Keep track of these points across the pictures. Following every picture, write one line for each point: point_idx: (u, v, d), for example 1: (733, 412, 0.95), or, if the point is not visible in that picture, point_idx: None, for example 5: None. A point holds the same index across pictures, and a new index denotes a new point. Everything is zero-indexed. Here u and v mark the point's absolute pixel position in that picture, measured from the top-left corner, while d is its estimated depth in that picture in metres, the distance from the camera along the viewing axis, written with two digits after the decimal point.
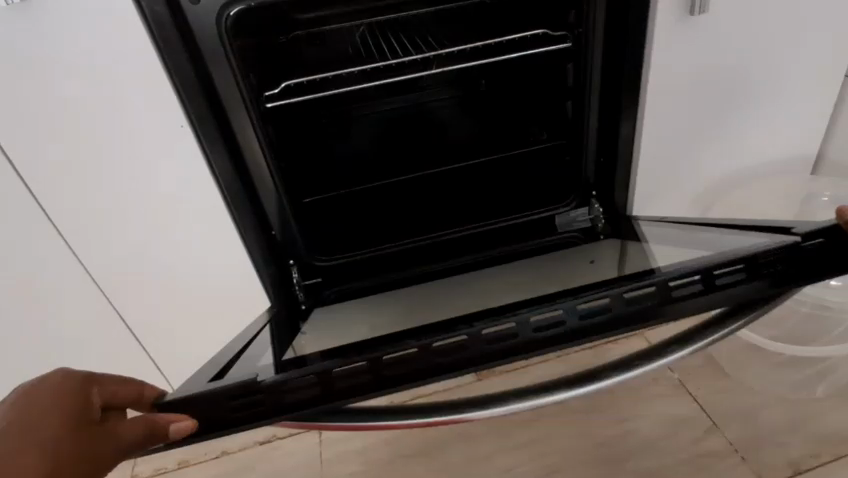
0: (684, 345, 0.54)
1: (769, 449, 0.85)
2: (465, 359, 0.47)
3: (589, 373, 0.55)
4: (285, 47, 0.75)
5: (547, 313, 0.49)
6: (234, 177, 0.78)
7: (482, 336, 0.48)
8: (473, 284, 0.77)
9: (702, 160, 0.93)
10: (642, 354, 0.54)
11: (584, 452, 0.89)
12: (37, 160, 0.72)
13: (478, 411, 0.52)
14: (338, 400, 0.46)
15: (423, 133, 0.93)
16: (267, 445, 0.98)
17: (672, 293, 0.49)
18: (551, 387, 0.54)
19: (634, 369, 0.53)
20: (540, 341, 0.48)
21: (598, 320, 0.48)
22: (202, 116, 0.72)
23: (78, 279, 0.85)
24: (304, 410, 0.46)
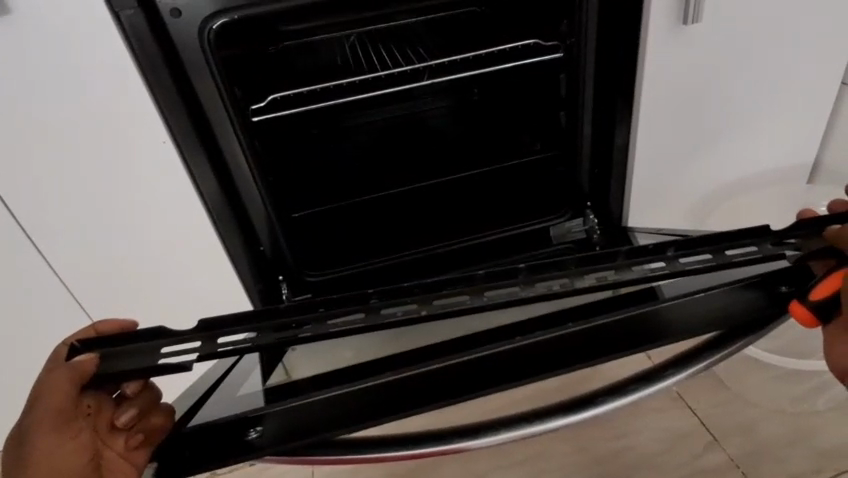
0: (682, 367, 0.53)
1: (770, 465, 0.83)
2: (451, 386, 0.47)
3: (583, 398, 0.53)
4: (275, 58, 0.76)
5: (538, 336, 0.47)
6: (218, 191, 0.77)
7: (470, 362, 0.47)
8: None
9: (697, 169, 0.92)
10: (636, 378, 0.53)
11: (581, 469, 0.87)
12: (13, 178, 0.69)
13: (468, 440, 0.50)
14: (320, 433, 0.46)
15: (414, 144, 0.92)
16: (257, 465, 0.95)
17: (664, 314, 0.49)
18: (544, 413, 0.52)
19: (630, 395, 0.52)
20: (528, 365, 0.48)
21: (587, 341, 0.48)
22: (183, 130, 0.70)
23: (60, 296, 0.82)
24: (283, 445, 0.46)
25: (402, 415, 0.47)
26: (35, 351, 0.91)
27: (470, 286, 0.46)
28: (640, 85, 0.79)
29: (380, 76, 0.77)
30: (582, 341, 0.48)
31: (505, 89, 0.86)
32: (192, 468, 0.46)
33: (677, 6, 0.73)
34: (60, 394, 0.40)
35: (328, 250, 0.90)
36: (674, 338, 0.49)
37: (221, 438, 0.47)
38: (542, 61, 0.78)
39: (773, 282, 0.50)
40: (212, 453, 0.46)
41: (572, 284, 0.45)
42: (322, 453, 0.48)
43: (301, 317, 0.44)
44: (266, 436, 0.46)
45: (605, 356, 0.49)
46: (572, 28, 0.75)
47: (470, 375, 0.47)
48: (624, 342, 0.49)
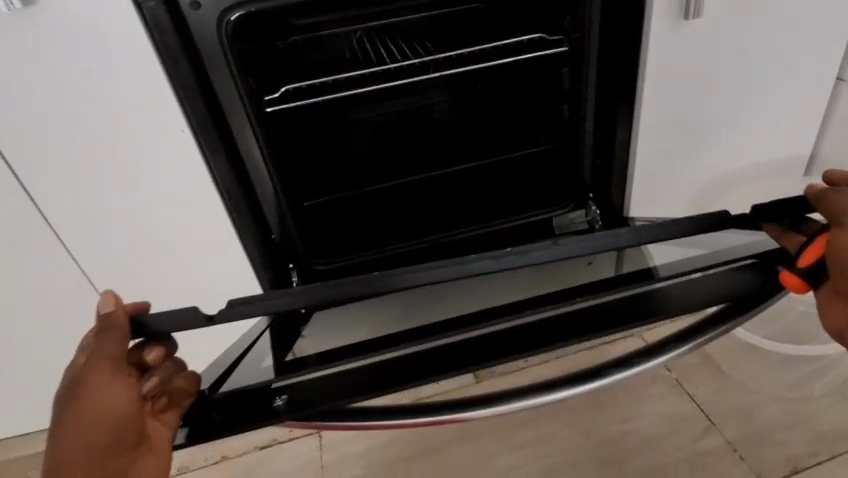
0: (684, 342, 0.57)
1: (767, 449, 0.86)
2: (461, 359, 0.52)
3: (594, 371, 0.58)
4: (283, 54, 0.76)
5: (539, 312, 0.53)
6: (233, 178, 0.78)
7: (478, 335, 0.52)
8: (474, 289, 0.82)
9: (696, 162, 0.95)
10: (640, 352, 0.58)
11: (583, 452, 0.89)
12: (38, 164, 0.73)
13: (479, 410, 0.55)
14: (338, 399, 0.51)
15: (417, 137, 0.92)
16: (266, 450, 0.97)
17: (657, 292, 0.54)
18: (554, 384, 0.57)
19: (634, 367, 0.57)
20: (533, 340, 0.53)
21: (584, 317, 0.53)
22: (202, 122, 0.73)
23: (79, 280, 0.86)
24: (307, 410, 0.51)
25: (423, 382, 0.52)
26: (50, 334, 0.93)
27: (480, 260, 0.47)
28: (643, 80, 0.82)
29: (389, 68, 0.79)
30: (585, 315, 0.53)
31: (513, 84, 0.87)
32: (220, 431, 0.51)
33: (676, 3, 0.76)
34: (110, 347, 0.42)
35: (336, 239, 0.92)
36: (677, 315, 0.53)
37: (246, 406, 0.51)
38: (546, 55, 0.80)
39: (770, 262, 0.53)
40: (238, 418, 0.51)
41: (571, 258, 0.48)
42: (347, 419, 0.53)
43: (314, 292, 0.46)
44: (292, 402, 0.51)
45: (611, 330, 0.53)
46: (576, 23, 0.77)
47: (478, 347, 0.53)
48: (625, 316, 0.53)
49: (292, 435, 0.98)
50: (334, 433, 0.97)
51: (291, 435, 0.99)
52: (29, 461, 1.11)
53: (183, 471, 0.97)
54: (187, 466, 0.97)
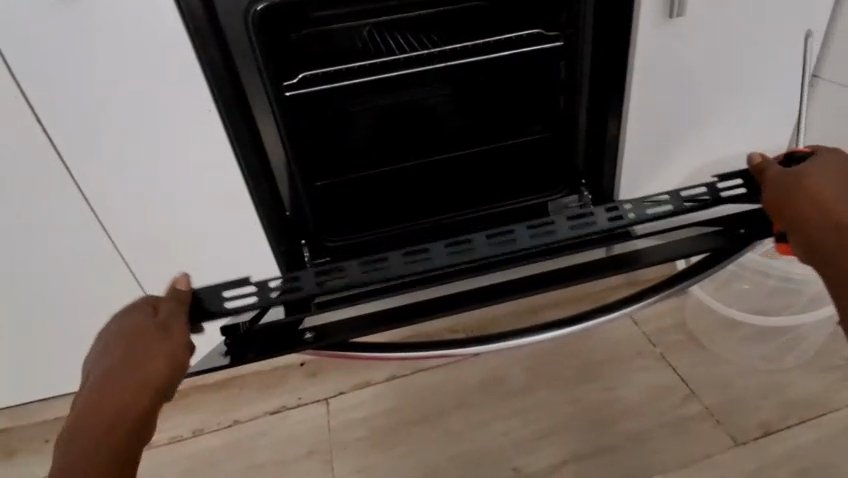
0: (658, 291, 0.66)
1: (741, 414, 0.93)
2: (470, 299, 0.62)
3: (578, 317, 0.66)
4: (297, 47, 0.83)
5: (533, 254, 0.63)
6: (256, 157, 0.87)
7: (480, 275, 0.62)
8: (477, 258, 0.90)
9: (681, 151, 1.03)
10: (621, 301, 0.66)
11: (572, 416, 0.96)
12: (76, 138, 0.80)
13: (479, 347, 0.64)
14: (361, 331, 0.61)
15: (419, 125, 0.98)
16: (276, 415, 1.04)
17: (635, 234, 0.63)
18: (542, 328, 0.65)
19: (613, 313, 0.65)
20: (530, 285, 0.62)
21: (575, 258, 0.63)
22: (229, 105, 0.81)
23: (104, 250, 0.93)
24: (332, 340, 0.60)
25: (434, 316, 0.61)
26: (73, 303, 0.99)
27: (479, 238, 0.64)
28: (630, 72, 0.90)
29: (398, 59, 0.84)
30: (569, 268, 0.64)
31: (514, 78, 0.92)
32: (253, 356, 0.59)
33: (663, 3, 0.84)
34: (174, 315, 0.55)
35: (344, 218, 0.98)
36: (644, 266, 0.63)
37: (278, 337, 0.61)
38: (543, 48, 0.86)
39: (733, 224, 0.65)
40: (269, 346, 0.60)
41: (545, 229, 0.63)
42: (363, 354, 0.62)
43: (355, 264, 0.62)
44: (318, 334, 0.61)
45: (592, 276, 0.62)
46: (572, 20, 0.84)
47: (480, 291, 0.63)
48: (602, 268, 0.63)
49: (301, 402, 1.05)
50: (341, 399, 1.04)
51: (300, 401, 1.05)
52: (46, 429, 1.17)
53: (198, 434, 1.03)
54: (201, 430, 1.03)
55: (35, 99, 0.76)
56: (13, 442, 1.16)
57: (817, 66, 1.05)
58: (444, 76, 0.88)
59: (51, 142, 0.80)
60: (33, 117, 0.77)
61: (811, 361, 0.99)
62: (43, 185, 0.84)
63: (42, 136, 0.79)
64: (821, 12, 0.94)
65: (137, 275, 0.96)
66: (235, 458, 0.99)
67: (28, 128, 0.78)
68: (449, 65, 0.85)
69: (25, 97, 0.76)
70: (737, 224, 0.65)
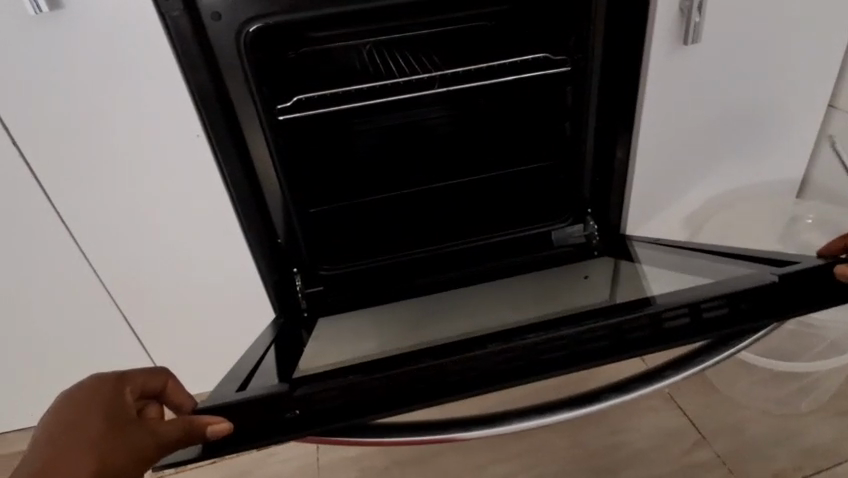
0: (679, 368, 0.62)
1: (754, 462, 0.88)
2: (476, 374, 0.56)
3: (590, 395, 0.62)
4: (293, 64, 0.78)
5: (549, 336, 0.57)
6: (242, 176, 0.81)
7: (490, 355, 0.56)
8: (482, 304, 0.85)
9: (694, 186, 0.98)
10: (640, 377, 0.63)
11: (576, 461, 0.91)
12: (54, 159, 0.75)
13: (481, 430, 0.59)
14: (363, 414, 0.53)
15: (419, 147, 0.92)
16: (264, 452, 0.99)
17: (664, 323, 0.58)
18: (551, 407, 0.62)
19: (630, 392, 0.62)
20: (544, 361, 0.56)
21: (600, 346, 0.57)
22: (217, 129, 0.76)
23: (83, 275, 0.88)
24: (334, 423, 0.53)
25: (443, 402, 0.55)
26: (50, 329, 0.94)
27: (499, 344, 0.57)
28: (642, 105, 0.86)
29: (399, 82, 0.80)
30: (591, 348, 0.57)
31: (517, 100, 0.88)
32: (231, 446, 0.52)
33: (677, 27, 0.80)
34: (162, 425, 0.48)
35: (339, 245, 0.93)
36: (664, 347, 0.57)
37: (249, 416, 0.52)
38: (547, 74, 0.83)
39: (756, 314, 0.57)
40: (254, 433, 0.53)
41: (572, 334, 0.57)
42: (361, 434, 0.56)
43: (369, 374, 0.55)
44: (304, 412, 0.53)
45: (618, 354, 0.57)
46: (582, 44, 0.80)
47: (486, 367, 0.56)
48: (627, 347, 0.57)
49: (290, 438, 1.00)
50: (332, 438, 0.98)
51: (289, 438, 1.00)
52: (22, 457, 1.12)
53: (180, 469, 0.98)
54: (185, 466, 0.98)
55: (11, 117, 0.71)
56: None
57: (835, 96, 1.01)
58: (445, 98, 0.85)
59: (28, 163, 0.76)
60: (8, 138, 0.73)
61: (829, 407, 0.94)
62: (22, 206, 0.80)
63: (18, 157, 0.75)
64: (840, 38, 0.90)
65: (119, 304, 0.91)
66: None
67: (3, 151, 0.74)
68: (451, 88, 0.82)
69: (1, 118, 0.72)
70: (762, 299, 0.57)
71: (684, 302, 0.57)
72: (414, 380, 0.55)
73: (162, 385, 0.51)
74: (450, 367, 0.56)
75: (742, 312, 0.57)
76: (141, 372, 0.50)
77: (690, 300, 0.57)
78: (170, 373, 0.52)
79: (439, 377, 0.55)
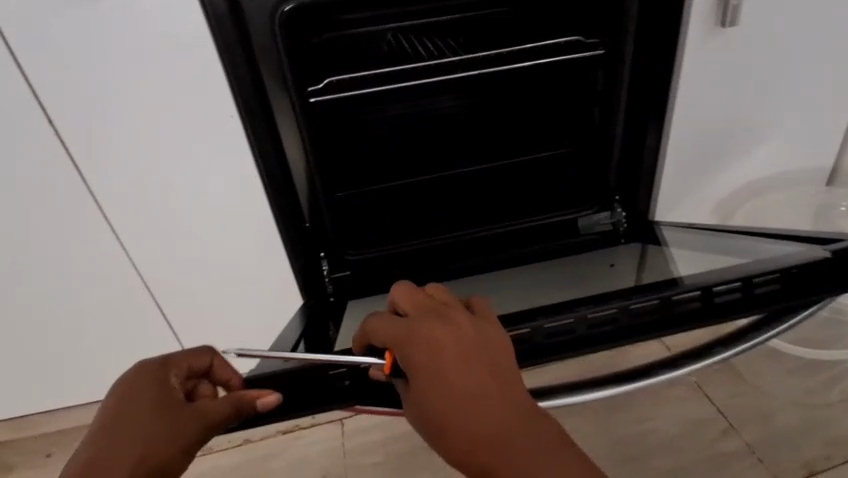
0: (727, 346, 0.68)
1: (783, 451, 0.91)
2: (529, 347, 0.60)
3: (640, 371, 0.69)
4: (320, 48, 0.77)
5: (603, 311, 0.60)
6: (276, 159, 0.81)
7: (543, 329, 0.60)
8: (514, 285, 0.86)
9: (725, 173, 0.98)
10: (691, 355, 0.69)
11: (600, 450, 0.94)
12: (89, 142, 0.75)
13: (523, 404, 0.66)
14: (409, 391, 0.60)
15: (445, 133, 0.92)
16: (291, 436, 1.01)
17: (717, 297, 0.60)
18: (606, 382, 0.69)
19: (682, 369, 0.67)
20: (598, 334, 0.60)
21: (651, 321, 0.60)
22: (252, 110, 0.76)
23: (115, 259, 0.87)
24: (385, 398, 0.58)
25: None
26: (79, 315, 0.94)
27: (553, 317, 0.61)
28: (675, 91, 0.86)
29: (432, 64, 0.80)
30: (641, 321, 0.60)
31: (543, 83, 0.88)
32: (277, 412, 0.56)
33: (715, 10, 0.79)
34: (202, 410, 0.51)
35: (368, 229, 0.93)
36: (715, 322, 0.61)
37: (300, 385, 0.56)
38: (580, 57, 0.82)
39: (809, 288, 0.60)
40: (300, 401, 0.57)
41: (622, 311, 0.60)
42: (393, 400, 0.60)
43: None
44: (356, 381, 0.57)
45: (666, 330, 0.60)
46: (617, 28, 0.79)
47: (539, 345, 0.60)
48: (677, 321, 0.60)
49: (315, 422, 1.02)
50: (358, 422, 1.00)
51: (314, 422, 1.02)
52: (49, 440, 1.13)
53: (207, 453, 1.01)
54: (211, 448, 1.00)
55: (49, 99, 0.71)
56: (13, 456, 1.12)
57: None
58: (475, 83, 0.85)
59: (64, 145, 0.75)
60: (44, 117, 0.72)
61: None
62: (55, 189, 0.79)
63: (53, 136, 0.74)
64: None
65: (151, 288, 0.91)
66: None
67: (39, 130, 0.74)
68: (483, 72, 0.81)
69: (37, 97, 0.71)
70: (812, 275, 0.60)
71: (737, 277, 0.60)
72: None
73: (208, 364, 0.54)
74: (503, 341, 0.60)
75: (792, 286, 0.60)
76: (185, 354, 0.53)
77: (742, 276, 0.60)
78: (216, 352, 0.55)
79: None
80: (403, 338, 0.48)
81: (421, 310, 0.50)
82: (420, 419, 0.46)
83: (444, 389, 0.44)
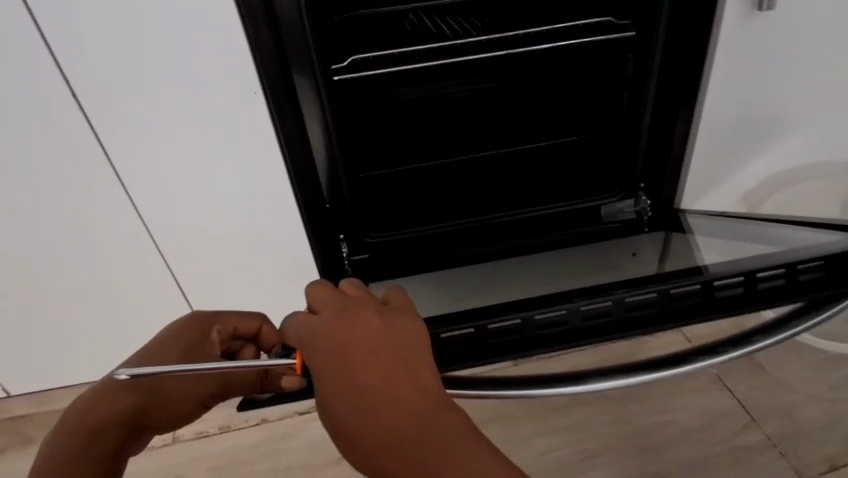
0: (733, 348, 0.67)
1: (805, 445, 0.90)
2: (564, 325, 0.69)
3: (649, 364, 0.68)
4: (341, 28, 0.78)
5: (641, 295, 0.69)
6: (298, 138, 0.80)
7: (580, 310, 0.69)
8: (539, 272, 0.88)
9: (760, 158, 0.91)
10: (696, 352, 0.68)
11: (616, 437, 0.95)
12: (114, 119, 0.74)
13: (545, 390, 0.65)
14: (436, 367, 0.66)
15: (465, 117, 0.90)
16: (306, 415, 1.04)
17: (758, 283, 0.68)
18: (619, 371, 0.67)
19: (720, 355, 0.66)
20: (632, 315, 0.69)
21: (683, 306, 0.69)
22: (276, 86, 0.74)
23: (136, 237, 0.87)
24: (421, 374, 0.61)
25: (553, 347, 0.69)
26: (99, 294, 0.95)
27: (593, 299, 0.69)
28: (709, 79, 0.81)
29: (457, 43, 0.78)
30: (684, 303, 0.69)
31: (571, 67, 0.85)
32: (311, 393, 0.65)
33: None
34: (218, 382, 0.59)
35: (389, 211, 0.93)
36: (754, 306, 0.68)
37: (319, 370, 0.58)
38: (612, 39, 0.79)
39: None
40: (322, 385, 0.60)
41: (655, 296, 0.69)
42: (451, 370, 0.67)
43: (495, 317, 0.70)
44: None
45: (691, 317, 0.69)
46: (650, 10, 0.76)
47: (572, 329, 0.69)
48: (719, 305, 0.69)
49: None
50: None
51: None
52: None
53: (225, 430, 1.04)
54: (229, 425, 1.04)
55: (74, 75, 0.70)
56: (32, 429, 1.14)
57: None
58: (501, 63, 0.82)
59: (89, 123, 0.74)
60: (67, 92, 0.71)
61: None
62: (77, 166, 0.78)
63: (76, 110, 0.73)
64: None
65: (173, 267, 0.92)
66: (276, 457, 1.00)
67: (62, 103, 0.72)
68: (510, 51, 0.79)
69: (60, 70, 0.69)
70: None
71: (781, 264, 0.68)
72: (501, 332, 0.69)
73: (257, 329, 0.61)
74: (539, 320, 0.69)
75: (829, 274, 0.68)
76: (242, 314, 0.61)
77: (786, 262, 0.67)
78: (268, 321, 0.62)
79: (527, 327, 0.69)
80: (319, 334, 0.49)
81: (332, 308, 0.51)
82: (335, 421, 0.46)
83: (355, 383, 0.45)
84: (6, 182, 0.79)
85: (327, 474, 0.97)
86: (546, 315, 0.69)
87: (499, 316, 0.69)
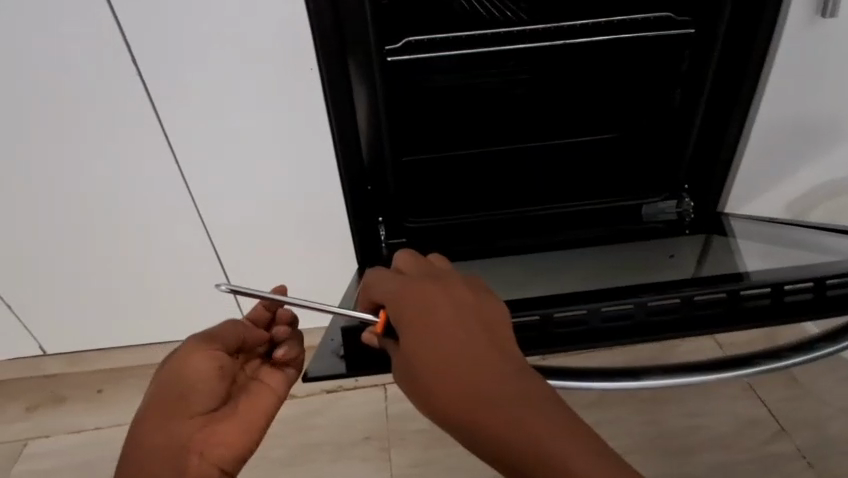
0: (804, 352, 0.63)
1: (834, 457, 0.91)
2: (627, 319, 0.69)
3: (711, 365, 0.65)
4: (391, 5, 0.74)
5: (710, 294, 0.69)
6: (347, 117, 0.79)
7: (647, 306, 0.69)
8: (590, 264, 0.86)
9: (811, 168, 0.89)
10: (763, 355, 0.65)
11: (644, 436, 0.96)
12: (170, 85, 0.74)
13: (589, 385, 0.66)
14: None
15: (507, 108, 0.90)
16: (334, 394, 1.07)
17: (828, 291, 0.67)
18: (671, 370, 0.66)
19: (787, 361, 0.63)
20: (704, 313, 0.68)
21: (753, 309, 0.68)
22: (331, 63, 0.74)
23: (181, 209, 0.88)
24: None
25: (620, 341, 0.68)
26: (137, 262, 0.95)
27: (663, 295, 0.70)
28: (764, 88, 0.79)
29: (514, 30, 0.77)
30: (750, 305, 0.68)
31: (618, 58, 0.83)
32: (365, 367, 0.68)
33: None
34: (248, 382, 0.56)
35: (429, 197, 0.94)
36: (826, 314, 0.66)
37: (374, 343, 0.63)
38: (671, 35, 0.78)
39: None
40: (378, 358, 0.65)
41: (725, 296, 0.68)
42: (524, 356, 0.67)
43: (560, 309, 0.70)
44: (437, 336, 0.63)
45: (755, 322, 0.67)
46: (715, 11, 0.74)
47: (638, 324, 0.68)
48: (787, 310, 0.67)
49: (360, 384, 1.07)
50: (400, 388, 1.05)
51: (359, 384, 1.07)
52: (98, 378, 1.18)
53: None
54: None
55: (136, 43, 0.71)
56: (64, 389, 1.16)
57: None
58: (555, 54, 0.81)
59: (146, 89, 0.75)
60: (128, 58, 0.72)
61: None
62: (127, 132, 0.79)
63: (133, 73, 0.73)
64: None
65: (213, 240, 0.92)
66: (304, 433, 1.01)
67: (117, 65, 0.73)
68: (567, 41, 0.78)
69: (122, 34, 0.70)
70: None
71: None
72: (568, 322, 0.69)
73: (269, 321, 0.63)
74: (605, 313, 0.69)
75: None
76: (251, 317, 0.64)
77: None
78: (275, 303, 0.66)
79: (592, 318, 0.69)
80: (403, 289, 0.50)
81: (415, 273, 0.53)
82: (416, 386, 0.46)
83: (438, 349, 0.45)
84: (59, 145, 0.80)
85: (354, 453, 0.98)
86: (612, 308, 0.69)
87: (567, 308, 0.70)
